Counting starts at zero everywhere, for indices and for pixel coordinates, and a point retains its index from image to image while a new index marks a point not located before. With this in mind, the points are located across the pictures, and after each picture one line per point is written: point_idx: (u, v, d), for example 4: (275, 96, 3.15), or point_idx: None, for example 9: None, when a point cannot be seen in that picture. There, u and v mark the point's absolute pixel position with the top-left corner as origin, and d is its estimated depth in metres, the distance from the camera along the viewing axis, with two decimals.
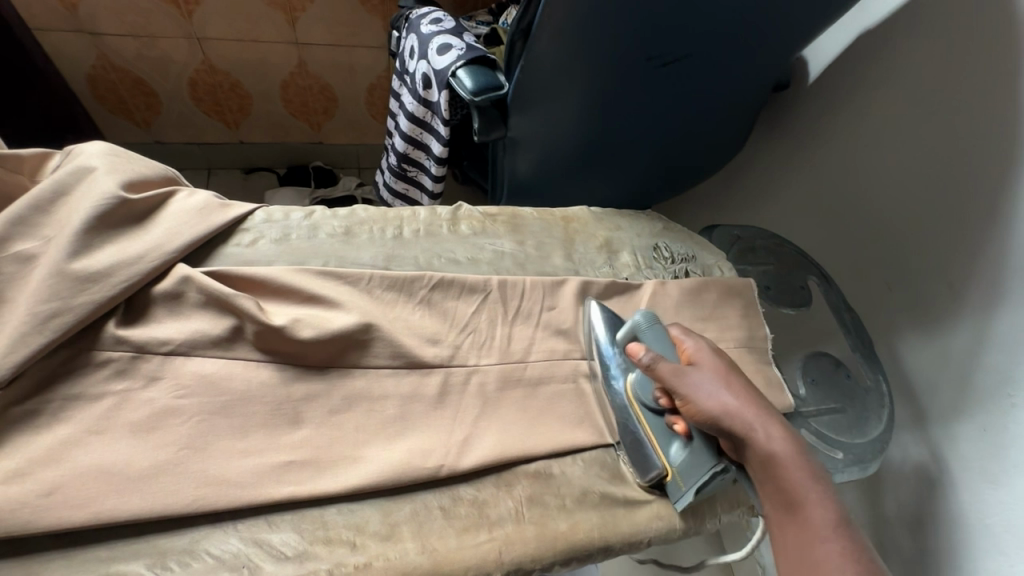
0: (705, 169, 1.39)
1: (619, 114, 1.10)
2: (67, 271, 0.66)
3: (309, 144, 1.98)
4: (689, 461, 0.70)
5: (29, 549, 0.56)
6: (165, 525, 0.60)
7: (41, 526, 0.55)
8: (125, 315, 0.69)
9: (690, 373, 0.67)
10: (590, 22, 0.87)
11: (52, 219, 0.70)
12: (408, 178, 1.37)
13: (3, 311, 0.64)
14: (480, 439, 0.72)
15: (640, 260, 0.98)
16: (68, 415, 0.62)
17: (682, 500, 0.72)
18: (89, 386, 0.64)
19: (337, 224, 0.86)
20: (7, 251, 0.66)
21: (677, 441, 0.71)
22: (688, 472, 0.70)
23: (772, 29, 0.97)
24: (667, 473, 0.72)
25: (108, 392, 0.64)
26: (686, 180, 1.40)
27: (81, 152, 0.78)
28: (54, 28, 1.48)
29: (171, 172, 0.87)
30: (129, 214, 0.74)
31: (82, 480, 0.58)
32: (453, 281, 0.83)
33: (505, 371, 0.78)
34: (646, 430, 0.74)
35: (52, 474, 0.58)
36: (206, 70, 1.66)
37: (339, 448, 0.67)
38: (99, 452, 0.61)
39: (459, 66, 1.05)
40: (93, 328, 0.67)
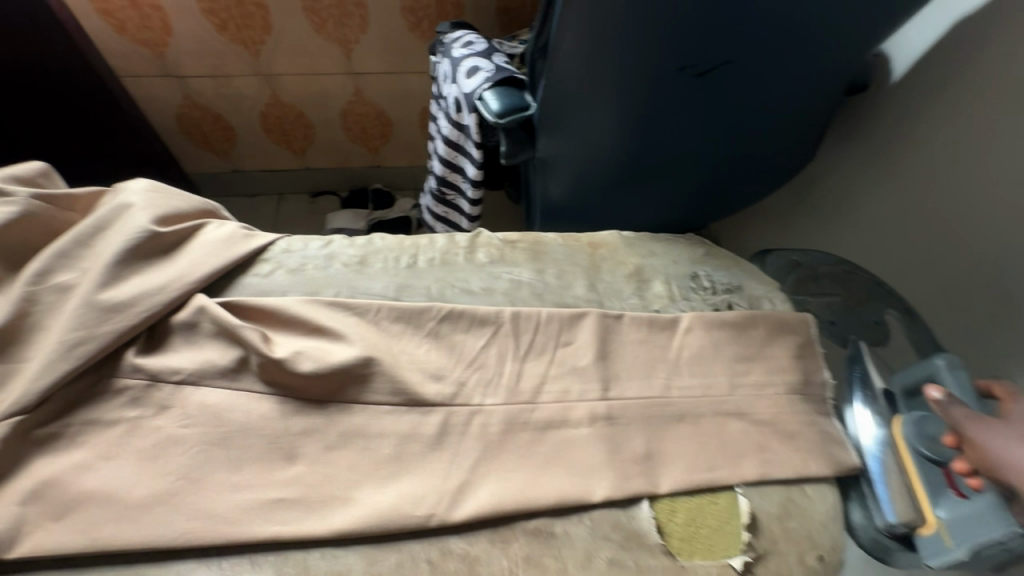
0: (766, 184, 1.25)
1: (656, 130, 1.02)
2: (95, 301, 0.70)
3: (368, 168, 2.06)
4: (957, 518, 0.65)
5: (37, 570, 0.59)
6: (156, 556, 0.61)
7: (46, 548, 0.58)
8: (146, 343, 0.73)
9: (994, 423, 0.61)
10: (611, 34, 0.81)
11: (91, 252, 0.76)
12: (446, 201, 1.36)
13: (39, 340, 0.69)
14: (476, 487, 0.67)
15: (676, 290, 0.88)
16: (85, 440, 0.66)
17: (940, 558, 0.67)
18: (106, 412, 0.67)
19: (353, 253, 0.86)
20: (48, 283, 0.72)
21: (947, 497, 0.67)
22: (956, 531, 0.65)
23: (829, 25, 0.85)
24: (926, 527, 0.69)
25: (122, 419, 0.67)
26: (742, 197, 1.27)
27: (125, 190, 0.84)
28: (147, 74, 1.66)
29: (208, 205, 0.92)
30: (158, 247, 0.78)
31: (88, 505, 0.61)
32: (462, 313, 0.79)
33: (511, 412, 0.73)
34: (911, 478, 0.71)
35: (62, 499, 0.61)
36: (273, 104, 1.79)
37: (329, 488, 0.65)
38: (105, 478, 0.63)
39: (485, 88, 1.02)
40: (116, 356, 0.71)
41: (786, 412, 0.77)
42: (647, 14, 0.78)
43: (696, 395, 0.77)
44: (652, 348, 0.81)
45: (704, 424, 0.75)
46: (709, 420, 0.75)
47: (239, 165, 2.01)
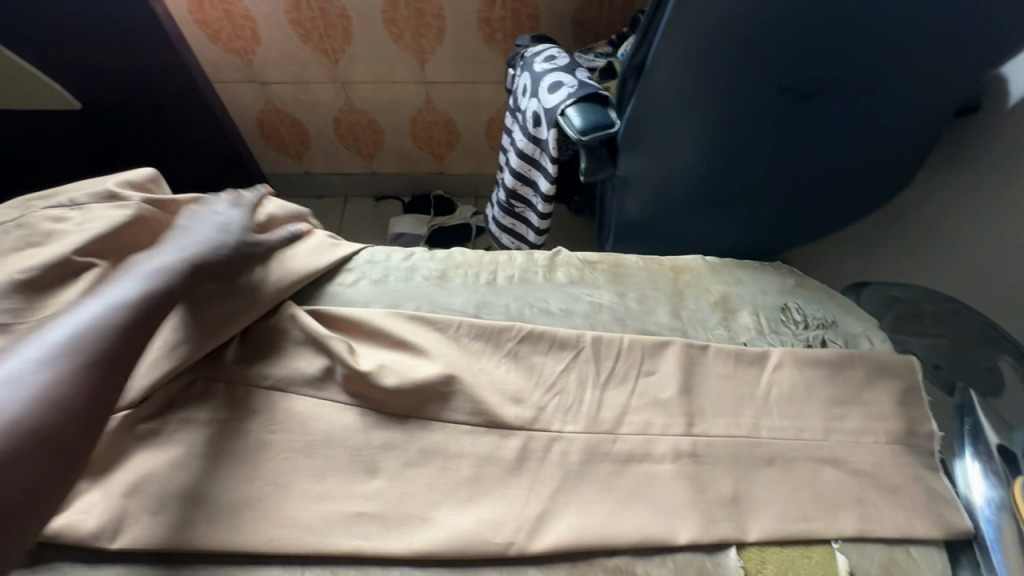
0: (857, 212, 1.17)
1: (747, 153, 0.97)
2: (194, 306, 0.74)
3: (431, 175, 2.10)
4: None
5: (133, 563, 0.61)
6: (244, 560, 0.62)
7: (145, 542, 0.61)
8: (239, 347, 0.76)
9: None
10: (712, 51, 0.80)
11: None
12: (515, 213, 1.36)
13: None
14: (555, 518, 0.65)
15: (765, 322, 0.84)
16: (181, 441, 0.68)
17: None
18: (201, 413, 0.70)
19: (433, 267, 0.87)
20: None
21: None
22: None
23: (951, 44, 0.79)
24: None
25: (216, 421, 0.70)
26: (830, 225, 1.19)
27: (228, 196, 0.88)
28: (235, 80, 1.75)
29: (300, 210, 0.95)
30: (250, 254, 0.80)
31: (183, 505, 0.63)
32: (543, 335, 0.78)
33: (591, 441, 0.71)
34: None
35: (160, 496, 0.63)
36: (347, 110, 1.85)
37: (410, 506, 0.65)
38: (200, 478, 0.65)
39: (569, 104, 1.01)
40: (211, 359, 0.74)
41: (888, 464, 0.71)
42: (754, 29, 0.76)
43: (787, 438, 0.72)
44: (739, 383, 0.77)
45: (797, 470, 0.70)
46: (802, 466, 0.70)
47: (311, 168, 2.08)
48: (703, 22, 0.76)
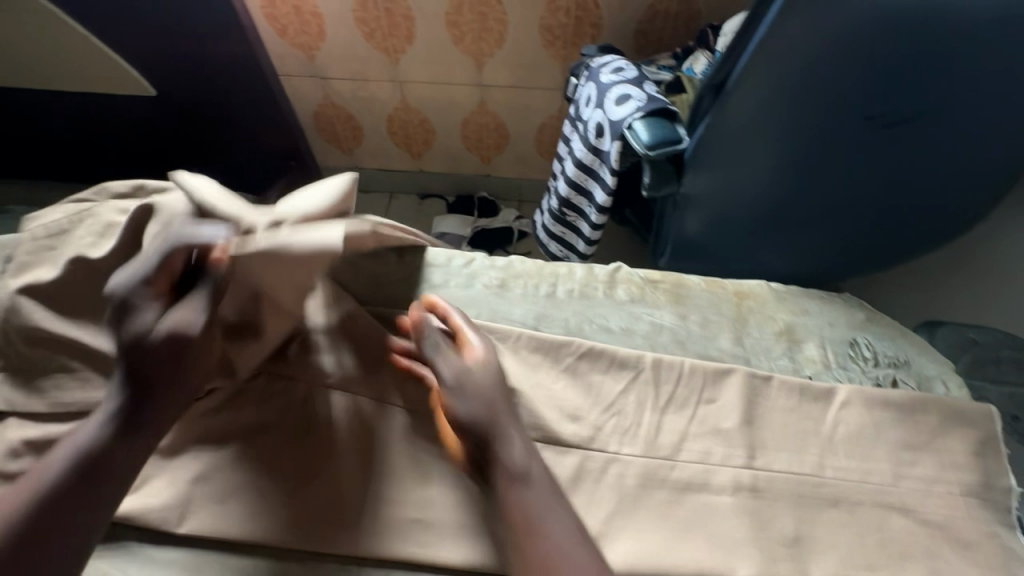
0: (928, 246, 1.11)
1: (822, 180, 0.93)
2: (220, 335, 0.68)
3: (478, 176, 2.10)
4: None
5: (196, 547, 0.64)
6: (304, 555, 0.64)
7: (210, 530, 0.64)
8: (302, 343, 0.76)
9: None
10: (802, 73, 0.78)
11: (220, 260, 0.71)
12: (566, 222, 1.35)
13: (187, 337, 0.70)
14: (609, 542, 0.64)
15: (832, 356, 0.81)
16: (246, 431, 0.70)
17: None
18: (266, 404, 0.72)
19: (493, 275, 0.87)
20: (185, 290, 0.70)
21: None
22: None
23: None
24: None
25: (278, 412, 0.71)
26: (897, 258, 1.14)
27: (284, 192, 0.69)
28: (297, 74, 1.79)
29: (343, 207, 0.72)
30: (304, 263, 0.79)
31: (248, 495, 0.66)
32: (603, 352, 0.77)
33: (649, 466, 0.70)
34: None
35: (229, 484, 0.66)
36: (402, 108, 1.87)
37: (464, 517, 0.66)
38: (261, 471, 0.67)
39: (636, 118, 1.00)
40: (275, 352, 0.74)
41: (961, 518, 0.68)
42: (852, 53, 0.74)
43: (853, 480, 0.70)
44: (803, 419, 0.74)
45: (863, 514, 0.67)
46: (869, 511, 0.68)
47: (361, 162, 2.11)
48: (798, 42, 0.74)
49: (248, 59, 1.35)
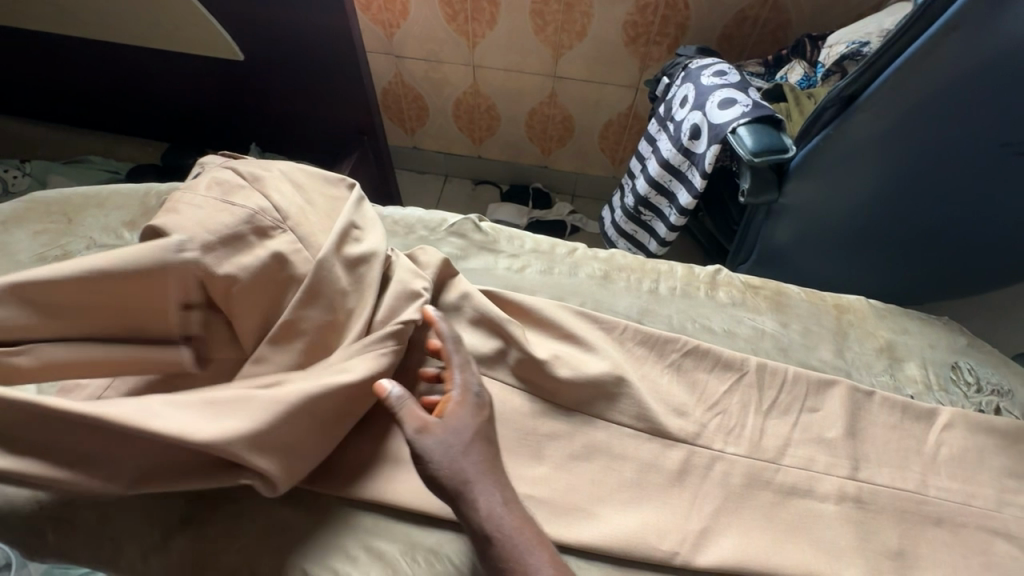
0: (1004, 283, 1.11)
1: (925, 202, 0.94)
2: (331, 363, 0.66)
3: (536, 166, 2.07)
4: None
5: (318, 503, 0.67)
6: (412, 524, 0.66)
7: (335, 488, 0.66)
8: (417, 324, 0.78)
9: None
10: (938, 91, 0.80)
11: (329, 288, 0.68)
12: (640, 221, 1.32)
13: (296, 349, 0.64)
14: (716, 537, 0.66)
15: (932, 377, 0.82)
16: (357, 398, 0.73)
17: None
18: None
19: (597, 266, 0.89)
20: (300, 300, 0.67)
21: None
22: None
23: None
24: None
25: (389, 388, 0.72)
26: (967, 292, 1.15)
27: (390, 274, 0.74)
28: (372, 50, 1.79)
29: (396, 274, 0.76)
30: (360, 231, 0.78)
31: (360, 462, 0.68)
32: (708, 352, 0.78)
33: (754, 467, 0.70)
34: None
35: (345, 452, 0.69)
36: (471, 93, 1.86)
37: (575, 498, 0.67)
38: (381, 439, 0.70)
39: (742, 123, 0.99)
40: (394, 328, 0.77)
41: None
42: (999, 74, 0.76)
43: (957, 502, 0.70)
44: (905, 436, 0.74)
45: (966, 536, 0.68)
46: (972, 533, 0.68)
47: (419, 144, 2.09)
48: (947, 60, 0.76)
49: (335, 32, 1.31)
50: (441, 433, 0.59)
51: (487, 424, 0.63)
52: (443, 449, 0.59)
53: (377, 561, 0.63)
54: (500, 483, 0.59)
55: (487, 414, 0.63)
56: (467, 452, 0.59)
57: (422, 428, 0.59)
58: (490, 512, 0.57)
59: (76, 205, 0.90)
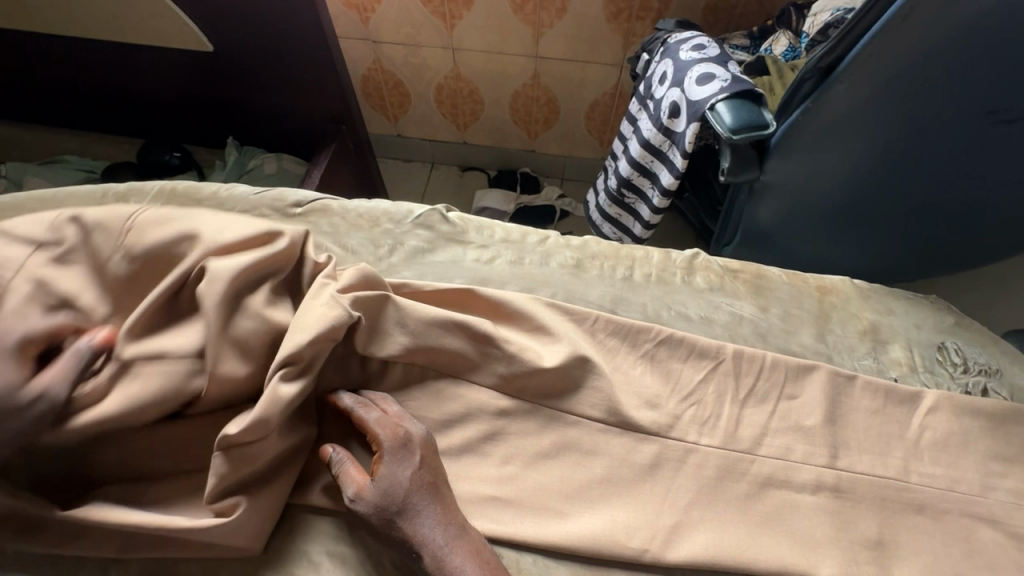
0: (994, 256, 1.08)
1: (910, 175, 0.91)
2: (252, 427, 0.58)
3: (522, 151, 2.02)
4: None
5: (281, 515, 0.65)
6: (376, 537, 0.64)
7: (298, 498, 0.65)
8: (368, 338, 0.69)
9: None
10: (921, 58, 0.75)
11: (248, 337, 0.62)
12: (624, 204, 1.28)
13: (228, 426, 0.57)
14: (688, 533, 0.64)
15: (918, 359, 0.79)
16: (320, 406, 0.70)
17: None
18: (342, 382, 0.70)
19: (569, 255, 0.87)
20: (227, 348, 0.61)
21: None
22: None
23: None
24: None
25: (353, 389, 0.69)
26: (958, 266, 1.12)
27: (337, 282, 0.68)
28: (348, 36, 1.74)
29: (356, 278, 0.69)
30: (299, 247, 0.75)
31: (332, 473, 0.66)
32: (683, 341, 0.75)
33: (728, 459, 0.68)
34: None
35: (318, 459, 0.67)
36: (452, 77, 1.81)
37: (543, 497, 0.65)
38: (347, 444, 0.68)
39: (720, 99, 0.95)
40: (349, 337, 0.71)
41: None
42: (983, 37, 0.72)
43: (940, 488, 0.67)
44: (887, 421, 0.72)
45: (949, 524, 0.66)
46: (956, 520, 0.66)
47: (404, 132, 2.05)
48: (932, 23, 0.71)
49: (302, 19, 1.26)
50: (372, 495, 0.59)
51: (421, 467, 0.61)
52: (375, 504, 0.59)
53: (341, 568, 0.62)
54: (441, 521, 0.59)
55: (417, 458, 0.61)
56: (405, 503, 0.59)
57: (358, 492, 0.60)
58: (434, 559, 0.57)
59: (32, 210, 0.87)
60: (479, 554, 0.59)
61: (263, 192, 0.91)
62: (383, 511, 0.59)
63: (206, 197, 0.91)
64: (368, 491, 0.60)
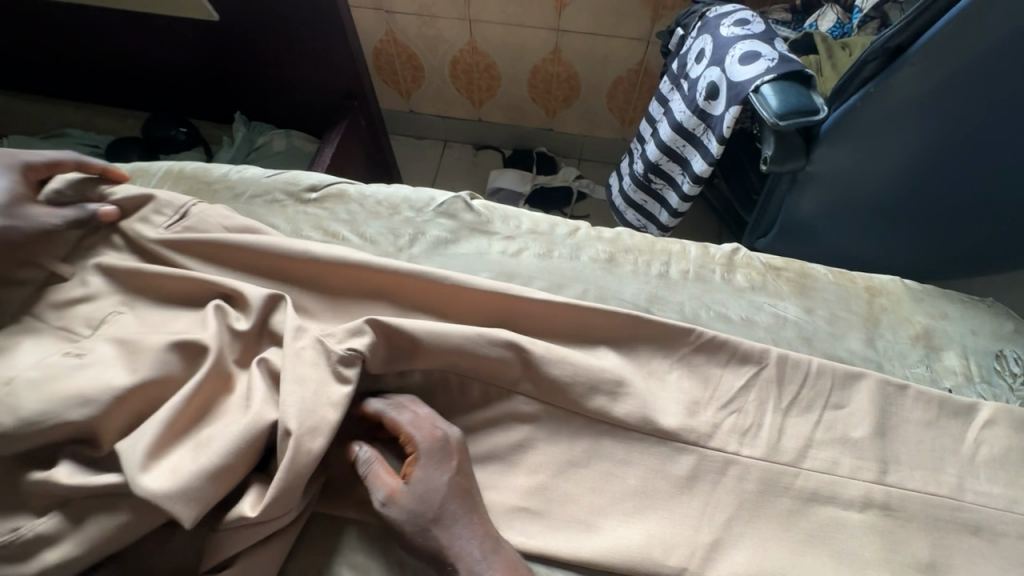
0: None
1: (968, 170, 0.84)
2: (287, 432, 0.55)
3: (540, 129, 1.94)
4: None
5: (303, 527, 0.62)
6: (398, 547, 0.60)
7: (319, 507, 0.62)
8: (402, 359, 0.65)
9: None
10: (1002, 44, 0.69)
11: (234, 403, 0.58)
12: (650, 190, 1.21)
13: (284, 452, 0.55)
14: (728, 550, 0.60)
15: (973, 367, 0.74)
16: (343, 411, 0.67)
17: None
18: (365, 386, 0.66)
19: (601, 248, 0.81)
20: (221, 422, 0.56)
21: None
22: None
23: None
24: None
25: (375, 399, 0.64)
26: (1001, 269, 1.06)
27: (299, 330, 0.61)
28: (360, 6, 1.65)
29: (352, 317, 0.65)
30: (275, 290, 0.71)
31: (354, 480, 0.62)
32: (723, 344, 0.71)
33: (771, 471, 0.64)
34: None
35: (341, 465, 0.63)
36: (468, 50, 1.72)
37: (574, 509, 0.62)
38: None
39: (766, 81, 0.88)
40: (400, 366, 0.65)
41: None
42: None
43: (997, 508, 0.63)
44: (940, 435, 0.67)
45: (1005, 546, 0.62)
46: (1013, 542, 0.62)
47: (417, 108, 1.98)
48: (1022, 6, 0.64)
49: None
50: (404, 500, 0.56)
51: (458, 474, 0.58)
52: (408, 510, 0.56)
53: None
54: (476, 530, 0.56)
55: (455, 464, 0.58)
56: (440, 511, 0.56)
57: (389, 496, 0.56)
58: (469, 572, 0.54)
59: None
60: (517, 569, 0.55)
61: (275, 175, 0.86)
62: (417, 519, 0.55)
63: (216, 179, 0.86)
64: (401, 498, 0.56)
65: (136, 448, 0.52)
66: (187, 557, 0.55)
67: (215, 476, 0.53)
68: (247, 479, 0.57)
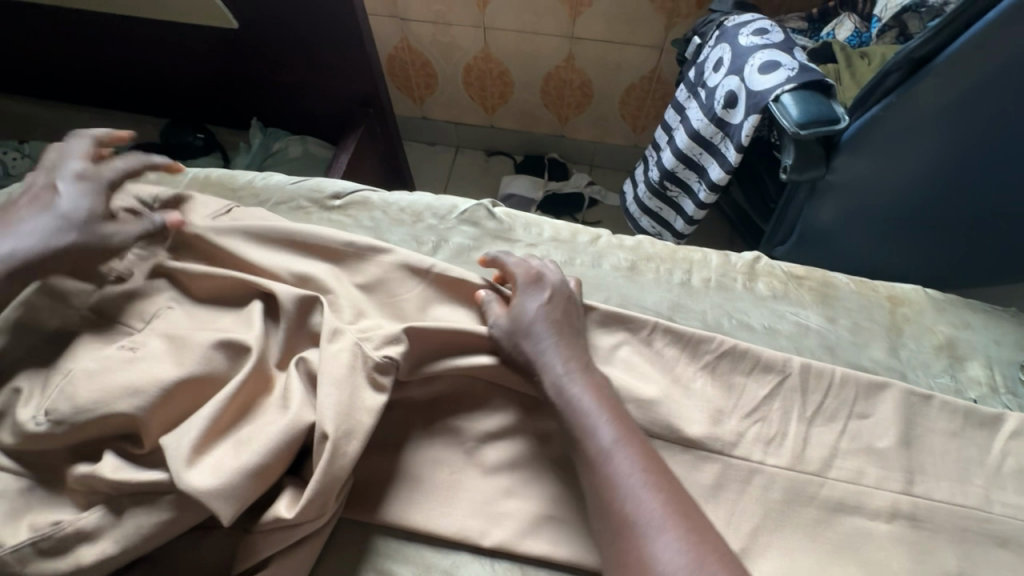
0: None
1: (990, 181, 0.84)
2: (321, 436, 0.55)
3: (552, 136, 1.95)
4: None
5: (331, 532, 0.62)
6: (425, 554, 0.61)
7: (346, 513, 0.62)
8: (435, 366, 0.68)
9: None
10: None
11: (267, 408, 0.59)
12: (666, 197, 1.22)
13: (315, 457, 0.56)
14: (755, 559, 0.60)
15: (998, 378, 0.74)
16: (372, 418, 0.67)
17: None
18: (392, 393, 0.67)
19: (622, 257, 0.82)
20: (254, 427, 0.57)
21: None
22: None
23: None
24: None
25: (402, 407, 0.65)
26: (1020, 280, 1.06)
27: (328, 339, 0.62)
28: (376, 13, 1.67)
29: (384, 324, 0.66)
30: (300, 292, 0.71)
31: (381, 486, 0.63)
32: (747, 353, 0.71)
33: (797, 480, 0.64)
34: None
35: (368, 471, 0.64)
36: (482, 57, 1.73)
37: None
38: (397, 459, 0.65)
39: (787, 90, 0.88)
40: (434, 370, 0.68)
41: None
42: None
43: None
44: (966, 445, 0.67)
45: None
46: None
47: (429, 115, 1.99)
48: None
49: None
50: (504, 320, 0.68)
51: (551, 302, 0.68)
52: (506, 329, 0.68)
53: None
54: (577, 364, 0.63)
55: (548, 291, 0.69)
56: (530, 327, 0.66)
57: (496, 317, 0.69)
58: (559, 386, 0.61)
59: None
60: (636, 438, 0.57)
61: (299, 182, 0.87)
62: (513, 332, 0.67)
63: (241, 187, 0.87)
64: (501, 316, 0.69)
65: (181, 446, 0.52)
66: (217, 561, 0.56)
67: (250, 482, 0.53)
68: (279, 484, 0.58)
